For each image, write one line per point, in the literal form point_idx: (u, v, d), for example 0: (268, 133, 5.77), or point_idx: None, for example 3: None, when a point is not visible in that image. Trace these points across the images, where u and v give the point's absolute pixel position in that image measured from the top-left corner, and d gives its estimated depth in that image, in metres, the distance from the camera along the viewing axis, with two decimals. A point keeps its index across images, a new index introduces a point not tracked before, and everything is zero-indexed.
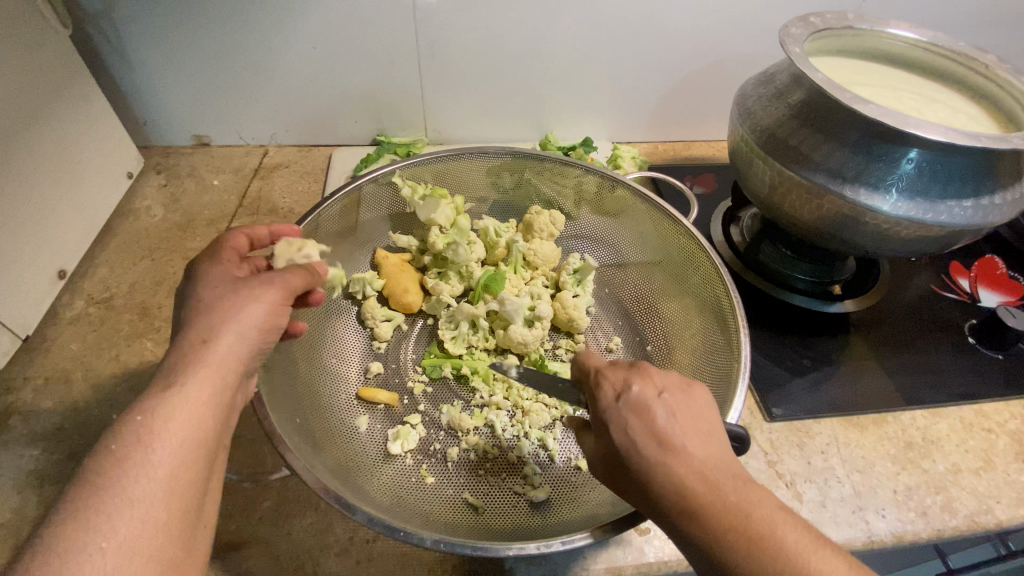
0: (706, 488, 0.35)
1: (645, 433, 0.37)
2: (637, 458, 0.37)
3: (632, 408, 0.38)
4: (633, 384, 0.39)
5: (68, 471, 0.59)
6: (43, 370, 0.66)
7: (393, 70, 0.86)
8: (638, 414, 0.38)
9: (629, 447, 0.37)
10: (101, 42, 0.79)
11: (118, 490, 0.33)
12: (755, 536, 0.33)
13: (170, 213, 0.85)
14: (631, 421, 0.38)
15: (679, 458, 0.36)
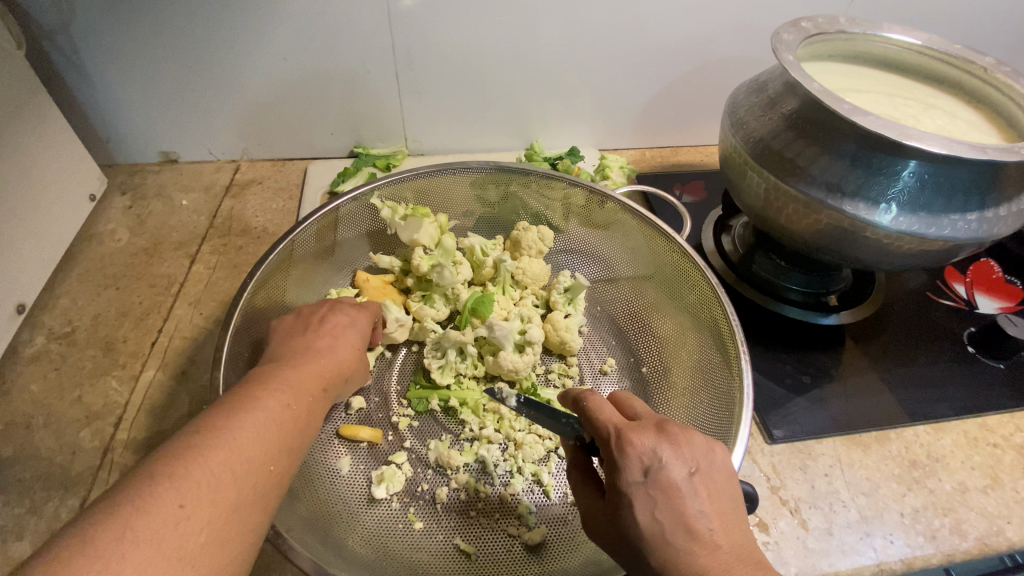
0: None
1: (670, 520, 0.35)
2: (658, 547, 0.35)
3: (659, 491, 0.36)
4: (658, 459, 0.36)
5: (26, 526, 0.54)
6: (0, 415, 0.62)
7: (370, 80, 0.82)
8: (665, 498, 0.36)
9: (650, 532, 0.35)
10: (57, 58, 0.74)
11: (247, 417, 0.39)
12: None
13: (136, 236, 0.80)
14: (657, 505, 0.36)
15: (706, 552, 0.34)
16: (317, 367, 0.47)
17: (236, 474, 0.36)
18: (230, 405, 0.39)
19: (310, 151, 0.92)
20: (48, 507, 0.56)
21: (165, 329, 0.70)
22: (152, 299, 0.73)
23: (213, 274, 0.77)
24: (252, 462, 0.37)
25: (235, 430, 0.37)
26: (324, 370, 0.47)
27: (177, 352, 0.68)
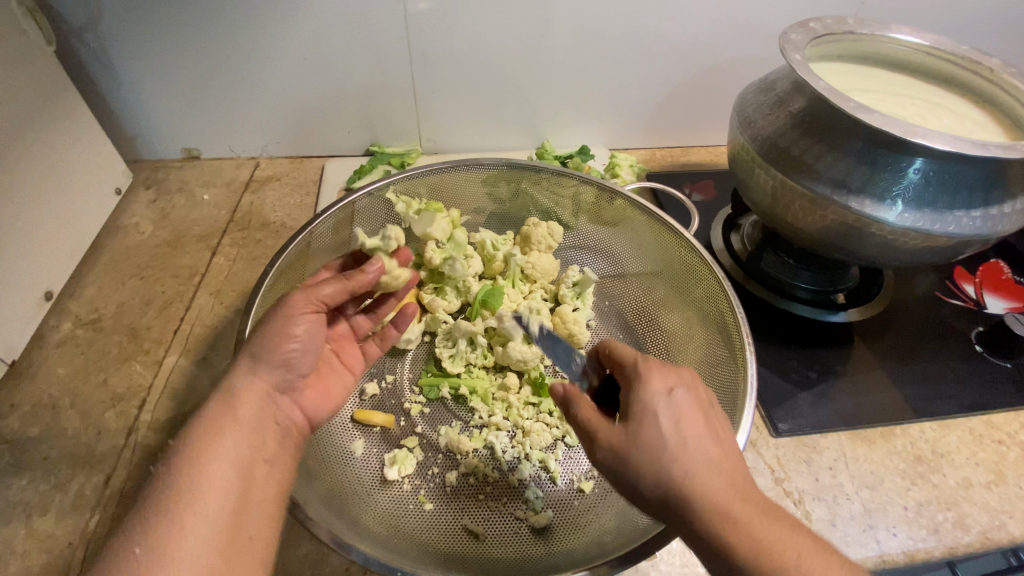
0: (741, 504, 0.36)
1: (693, 435, 0.38)
2: (680, 460, 0.37)
3: (684, 409, 0.39)
4: (683, 384, 0.41)
5: (53, 501, 0.57)
6: (29, 396, 0.64)
7: (385, 79, 0.84)
8: (688, 415, 0.39)
9: (673, 444, 0.37)
10: (86, 56, 0.77)
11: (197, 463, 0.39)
12: (780, 567, 0.35)
13: (159, 229, 0.83)
14: (683, 420, 0.38)
15: (720, 467, 0.37)
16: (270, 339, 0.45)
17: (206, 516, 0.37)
18: (203, 432, 0.41)
19: (327, 148, 0.95)
20: (73, 484, 0.58)
21: (187, 317, 0.73)
22: (175, 289, 0.76)
23: (233, 266, 0.79)
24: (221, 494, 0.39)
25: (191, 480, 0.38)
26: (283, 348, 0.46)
27: (198, 339, 0.71)
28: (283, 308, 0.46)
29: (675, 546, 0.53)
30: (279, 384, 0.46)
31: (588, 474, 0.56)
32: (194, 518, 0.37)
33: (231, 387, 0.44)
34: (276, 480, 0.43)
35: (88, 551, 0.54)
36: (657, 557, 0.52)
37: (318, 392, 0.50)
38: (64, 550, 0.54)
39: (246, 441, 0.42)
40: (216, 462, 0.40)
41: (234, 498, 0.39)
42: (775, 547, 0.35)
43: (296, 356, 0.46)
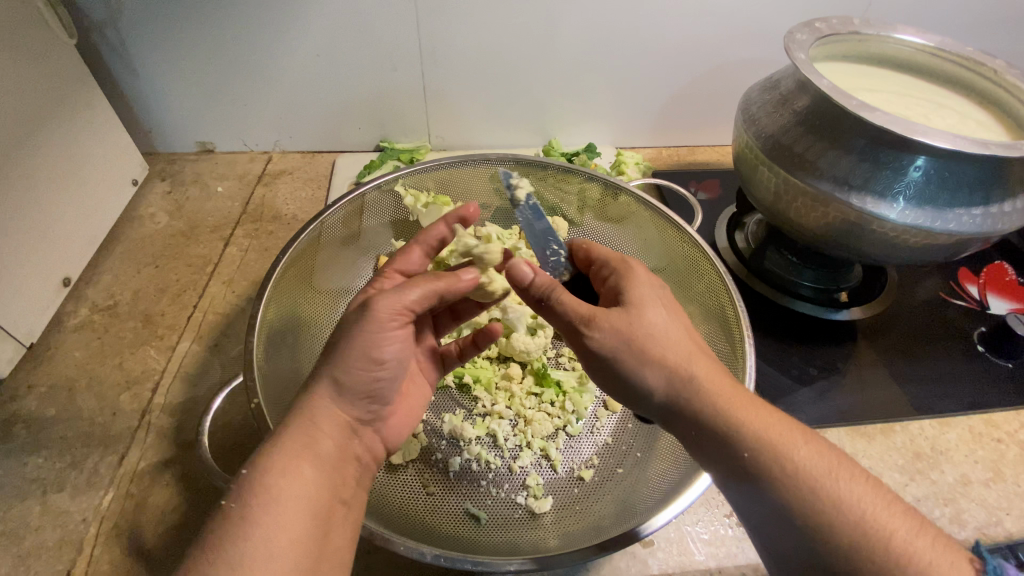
0: (725, 383, 0.42)
1: (679, 322, 0.45)
2: (674, 338, 0.43)
3: (668, 300, 0.46)
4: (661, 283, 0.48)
5: (69, 479, 0.59)
6: (47, 378, 0.66)
7: (396, 76, 0.86)
8: (671, 306, 0.46)
9: (667, 324, 0.44)
10: (105, 50, 0.79)
11: (276, 498, 0.38)
12: (776, 444, 0.39)
13: (173, 220, 0.85)
14: (669, 308, 0.46)
15: (701, 353, 0.44)
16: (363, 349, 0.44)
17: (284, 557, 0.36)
18: (281, 467, 0.39)
19: (338, 144, 0.96)
20: (88, 463, 0.60)
21: (200, 305, 0.75)
22: (189, 278, 0.78)
23: (245, 256, 0.81)
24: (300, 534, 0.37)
25: (272, 515, 0.37)
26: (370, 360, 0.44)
27: (211, 326, 0.72)
28: (367, 324, 0.44)
29: (674, 534, 0.54)
30: (360, 414, 0.45)
31: (588, 463, 0.57)
32: (272, 563, 0.35)
33: (311, 417, 0.43)
34: (352, 522, 0.42)
35: (102, 526, 0.56)
36: (654, 544, 0.54)
37: (401, 415, 0.51)
38: (79, 525, 0.56)
39: (323, 480, 0.41)
40: (294, 500, 0.38)
41: (311, 543, 0.38)
42: (767, 427, 0.40)
43: (383, 382, 0.46)
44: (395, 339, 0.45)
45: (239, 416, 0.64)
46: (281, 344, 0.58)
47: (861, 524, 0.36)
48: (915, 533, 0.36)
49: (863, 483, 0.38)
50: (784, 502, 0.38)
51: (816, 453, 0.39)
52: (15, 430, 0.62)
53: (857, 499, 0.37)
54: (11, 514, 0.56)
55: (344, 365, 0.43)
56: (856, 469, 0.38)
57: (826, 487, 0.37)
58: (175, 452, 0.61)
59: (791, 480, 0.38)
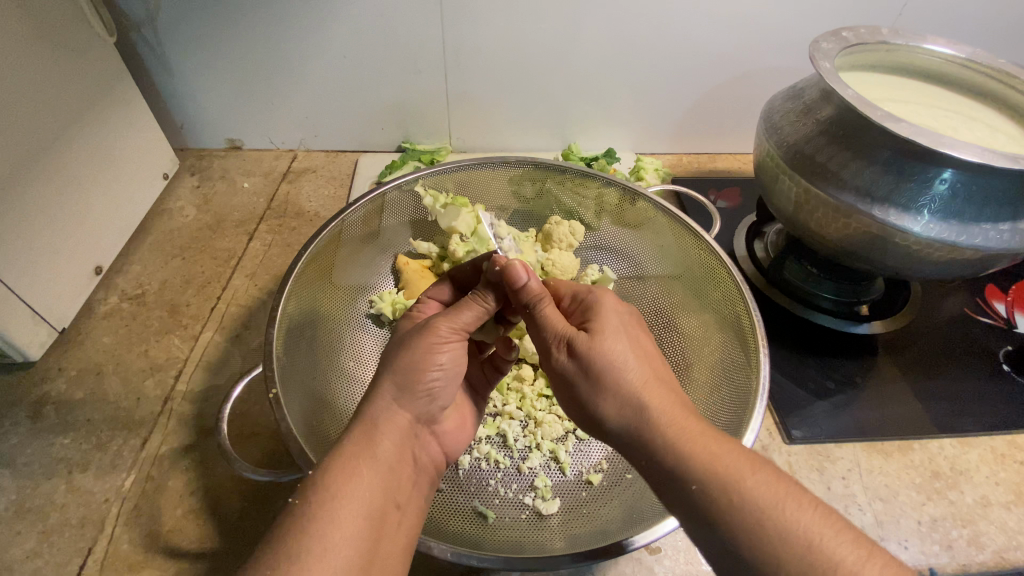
0: (679, 410, 0.42)
1: (638, 351, 0.46)
2: (629, 366, 0.44)
3: (628, 329, 0.47)
4: (624, 313, 0.49)
5: (94, 460, 0.61)
6: (77, 363, 0.69)
7: (420, 79, 0.87)
8: (632, 334, 0.47)
9: (623, 351, 0.44)
10: (143, 48, 0.82)
11: (332, 498, 0.38)
12: (724, 474, 0.38)
13: (201, 214, 0.88)
14: (628, 336, 0.46)
15: (660, 381, 0.44)
16: (411, 356, 0.45)
17: (334, 558, 0.36)
18: (339, 466, 0.40)
19: (361, 144, 0.98)
20: (112, 445, 0.62)
21: (224, 297, 0.77)
22: (213, 271, 0.80)
23: (268, 251, 0.83)
24: (352, 536, 0.37)
25: (326, 516, 0.37)
26: (417, 364, 0.45)
27: (233, 317, 0.74)
28: (423, 336, 0.45)
29: (682, 543, 0.54)
30: (420, 414, 0.45)
31: (596, 467, 0.58)
32: (323, 561, 0.35)
33: (372, 417, 0.43)
34: (405, 529, 0.42)
35: (123, 507, 0.58)
36: (661, 552, 0.53)
37: (456, 422, 0.50)
38: (101, 505, 0.58)
39: (381, 483, 0.41)
40: (353, 501, 0.39)
41: (363, 545, 0.38)
42: (714, 457, 0.39)
43: (439, 386, 0.46)
44: (449, 350, 0.46)
45: (257, 406, 0.65)
46: (300, 337, 0.60)
47: (808, 557, 0.34)
48: (865, 564, 0.34)
49: (811, 515, 0.36)
50: (733, 535, 0.37)
51: (767, 483, 0.37)
52: (45, 411, 0.65)
53: (805, 531, 0.35)
54: (38, 491, 0.59)
55: (402, 369, 0.44)
56: (808, 498, 0.37)
57: (777, 518, 0.36)
58: (195, 438, 0.63)
59: (740, 514, 0.37)
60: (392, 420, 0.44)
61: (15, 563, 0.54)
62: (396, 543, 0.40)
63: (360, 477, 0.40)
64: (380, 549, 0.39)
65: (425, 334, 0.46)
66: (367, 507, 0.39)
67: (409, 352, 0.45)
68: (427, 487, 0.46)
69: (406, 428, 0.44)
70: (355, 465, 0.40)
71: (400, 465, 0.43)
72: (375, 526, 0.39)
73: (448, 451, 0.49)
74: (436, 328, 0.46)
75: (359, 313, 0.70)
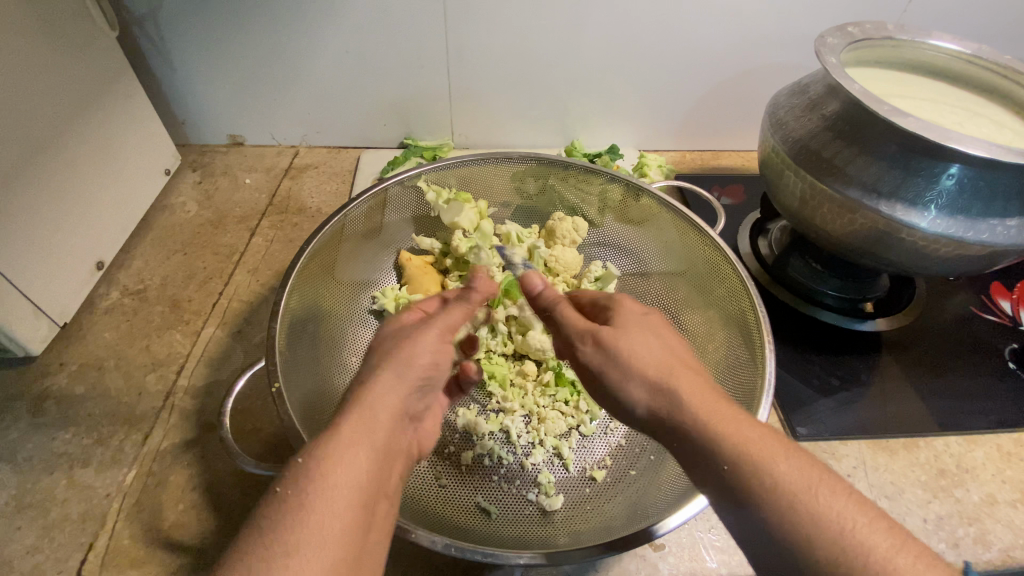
0: (706, 398, 0.40)
1: (663, 342, 0.45)
2: (651, 356, 0.43)
3: (654, 324, 0.47)
4: (649, 310, 0.49)
5: (95, 455, 0.61)
6: (78, 358, 0.69)
7: (422, 74, 0.87)
8: (659, 329, 0.47)
9: (644, 344, 0.44)
10: (145, 43, 0.82)
11: (332, 465, 0.36)
12: (752, 457, 0.36)
13: (203, 209, 0.88)
14: (653, 331, 0.46)
15: (686, 370, 0.43)
16: (410, 345, 0.46)
17: (330, 528, 0.34)
18: (337, 435, 0.38)
19: (363, 140, 0.98)
20: (114, 440, 0.62)
21: (225, 293, 0.77)
22: (215, 266, 0.80)
23: (269, 247, 0.83)
24: (348, 506, 0.35)
25: (323, 484, 0.35)
26: (412, 351, 0.45)
27: (234, 314, 0.74)
28: (419, 331, 0.47)
29: (685, 540, 0.54)
30: (410, 408, 0.45)
31: (600, 464, 0.58)
32: (319, 530, 0.33)
33: (373, 388, 0.42)
34: (385, 515, 0.40)
35: (124, 502, 0.57)
36: (665, 549, 0.53)
37: (432, 424, 0.50)
38: (102, 500, 0.57)
39: (377, 456, 0.39)
40: (350, 470, 0.37)
41: (358, 518, 0.36)
42: (744, 439, 0.37)
43: (431, 379, 0.47)
44: (444, 348, 0.48)
45: (259, 402, 0.65)
46: (303, 332, 0.59)
47: (842, 541, 0.32)
48: (900, 553, 0.31)
49: (847, 499, 0.34)
50: (765, 517, 0.35)
51: (798, 468, 0.35)
52: (46, 406, 0.64)
53: (838, 516, 0.33)
54: (38, 486, 0.58)
55: (404, 351, 0.45)
56: (841, 484, 0.35)
57: (808, 503, 0.34)
58: (196, 435, 0.63)
59: (770, 497, 0.35)
60: (391, 397, 0.42)
61: (15, 558, 0.53)
62: (380, 528, 0.39)
63: (361, 449, 0.38)
64: (370, 529, 0.37)
65: (429, 328, 0.47)
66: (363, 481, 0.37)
67: (411, 341, 0.46)
68: (402, 480, 0.45)
69: (402, 407, 0.43)
70: (354, 436, 0.38)
71: (392, 445, 0.41)
72: (368, 502, 0.37)
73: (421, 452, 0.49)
74: (438, 323, 0.48)
75: (362, 308, 0.70)
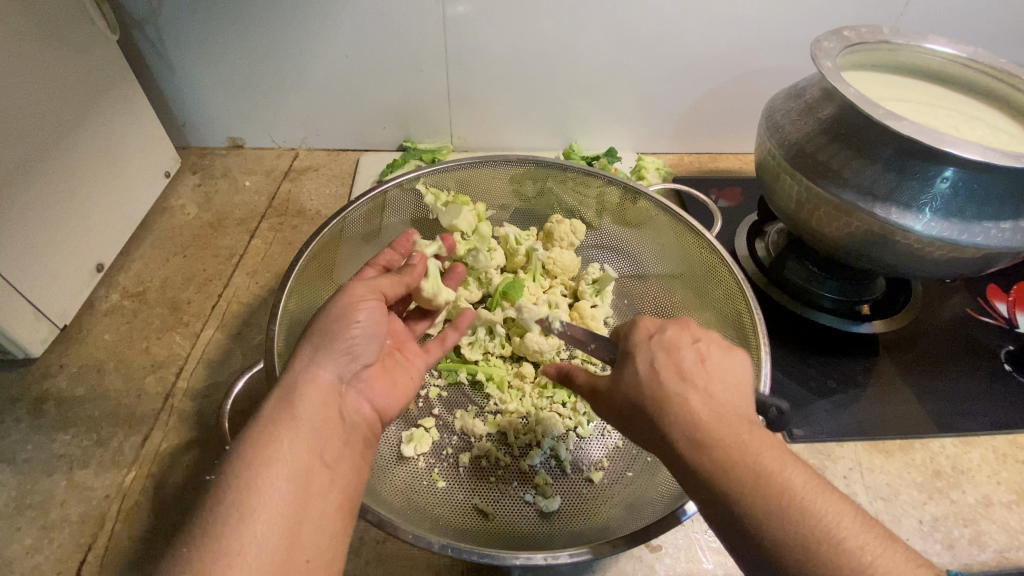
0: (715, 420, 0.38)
1: (679, 364, 0.40)
2: (658, 377, 0.40)
3: (672, 345, 0.41)
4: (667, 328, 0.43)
5: (94, 456, 0.61)
6: (78, 359, 0.69)
7: (421, 78, 0.87)
8: (679, 349, 0.42)
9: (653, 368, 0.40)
10: (145, 46, 0.82)
11: (260, 465, 0.37)
12: (749, 475, 0.36)
13: (203, 211, 0.88)
14: (670, 354, 0.41)
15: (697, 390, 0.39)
16: (330, 324, 0.46)
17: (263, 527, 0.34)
18: (259, 435, 0.38)
19: (362, 143, 0.98)
20: (113, 441, 0.62)
21: (225, 294, 0.77)
22: (215, 268, 0.80)
23: (269, 249, 0.83)
24: (280, 502, 0.36)
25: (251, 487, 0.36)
26: (335, 326, 0.45)
27: (233, 315, 0.74)
28: (340, 301, 0.47)
29: (682, 541, 0.54)
30: (342, 372, 0.44)
31: (597, 465, 0.58)
32: (249, 531, 0.34)
33: (292, 382, 0.42)
34: (340, 488, 0.39)
35: (123, 503, 0.58)
36: (662, 550, 0.53)
37: (384, 381, 0.46)
38: (101, 501, 0.58)
39: (305, 444, 0.39)
40: (278, 467, 0.37)
41: (293, 510, 0.36)
42: (742, 457, 0.36)
43: (360, 341, 0.46)
44: (370, 308, 0.48)
45: (258, 403, 0.65)
46: (302, 333, 0.60)
47: (828, 548, 0.33)
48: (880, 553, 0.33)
49: (845, 515, 0.34)
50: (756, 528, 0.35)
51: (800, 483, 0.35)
52: (45, 408, 0.65)
53: (830, 525, 0.34)
54: (38, 487, 0.59)
55: (322, 328, 0.45)
56: (832, 490, 0.36)
57: (799, 512, 0.34)
58: (195, 436, 0.63)
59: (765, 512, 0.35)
60: (317, 387, 0.42)
61: (15, 559, 0.54)
62: (334, 504, 0.38)
63: (286, 444, 0.38)
64: (315, 512, 0.37)
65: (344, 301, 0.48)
66: (295, 472, 0.37)
67: (326, 324, 0.46)
68: (365, 448, 0.43)
69: (332, 391, 0.42)
70: (280, 433, 0.38)
71: (328, 427, 0.40)
72: (306, 489, 0.37)
73: (379, 411, 0.45)
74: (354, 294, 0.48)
75: None
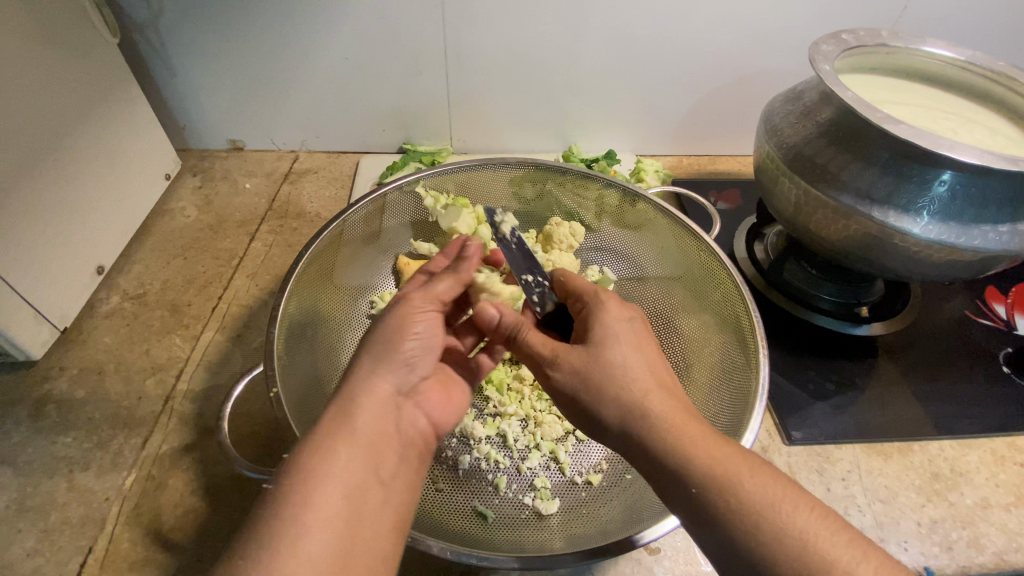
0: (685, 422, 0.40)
1: (642, 359, 0.44)
2: (634, 373, 0.43)
3: (637, 336, 0.46)
4: (635, 317, 0.48)
5: (94, 459, 0.61)
6: (78, 362, 0.69)
7: (421, 80, 0.88)
8: (641, 343, 0.46)
9: (625, 360, 0.43)
10: (145, 49, 0.82)
11: (314, 479, 0.37)
12: (723, 476, 0.38)
13: (202, 214, 0.88)
14: (635, 345, 0.45)
15: (660, 391, 0.42)
16: (383, 335, 0.45)
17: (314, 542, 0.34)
18: (317, 447, 0.38)
19: (362, 145, 0.99)
20: (113, 444, 0.62)
21: (225, 297, 0.77)
22: (215, 271, 0.80)
23: (269, 251, 0.83)
24: (332, 519, 0.36)
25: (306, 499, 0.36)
26: (390, 336, 0.45)
27: (233, 318, 0.75)
28: (400, 308, 0.47)
29: (681, 543, 0.54)
30: (402, 385, 0.44)
31: (596, 468, 0.58)
32: (302, 545, 0.34)
33: (351, 393, 0.42)
34: (391, 506, 0.40)
35: (123, 506, 0.58)
36: (661, 552, 0.54)
37: (440, 395, 0.48)
38: (101, 504, 0.58)
39: (362, 459, 0.39)
40: (332, 481, 0.37)
41: (344, 526, 0.36)
42: (715, 459, 0.38)
43: (417, 354, 0.45)
44: (429, 319, 0.47)
45: (257, 406, 0.66)
46: (301, 335, 0.60)
47: (807, 554, 0.34)
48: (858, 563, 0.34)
49: (818, 518, 0.36)
50: (734, 531, 0.36)
51: (764, 485, 0.37)
52: (46, 410, 0.65)
53: (801, 531, 0.35)
54: (38, 489, 0.59)
55: (379, 339, 0.45)
56: (809, 498, 0.37)
57: (777, 519, 0.36)
58: (195, 438, 0.63)
59: (740, 516, 0.36)
60: (375, 399, 0.42)
61: (15, 561, 0.54)
62: (382, 522, 0.39)
63: (342, 459, 0.38)
64: (365, 531, 0.37)
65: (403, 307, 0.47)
66: (348, 488, 0.37)
67: (382, 333, 0.45)
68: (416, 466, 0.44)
69: (388, 404, 0.43)
70: (335, 445, 0.39)
71: (383, 443, 0.41)
72: (358, 506, 0.37)
73: (433, 425, 0.46)
74: (411, 301, 0.47)
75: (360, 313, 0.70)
